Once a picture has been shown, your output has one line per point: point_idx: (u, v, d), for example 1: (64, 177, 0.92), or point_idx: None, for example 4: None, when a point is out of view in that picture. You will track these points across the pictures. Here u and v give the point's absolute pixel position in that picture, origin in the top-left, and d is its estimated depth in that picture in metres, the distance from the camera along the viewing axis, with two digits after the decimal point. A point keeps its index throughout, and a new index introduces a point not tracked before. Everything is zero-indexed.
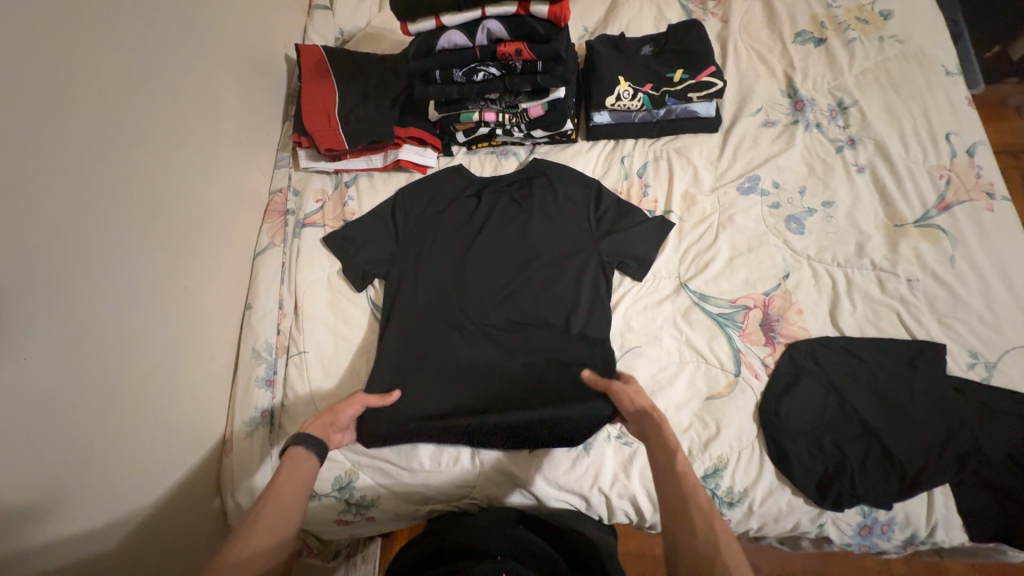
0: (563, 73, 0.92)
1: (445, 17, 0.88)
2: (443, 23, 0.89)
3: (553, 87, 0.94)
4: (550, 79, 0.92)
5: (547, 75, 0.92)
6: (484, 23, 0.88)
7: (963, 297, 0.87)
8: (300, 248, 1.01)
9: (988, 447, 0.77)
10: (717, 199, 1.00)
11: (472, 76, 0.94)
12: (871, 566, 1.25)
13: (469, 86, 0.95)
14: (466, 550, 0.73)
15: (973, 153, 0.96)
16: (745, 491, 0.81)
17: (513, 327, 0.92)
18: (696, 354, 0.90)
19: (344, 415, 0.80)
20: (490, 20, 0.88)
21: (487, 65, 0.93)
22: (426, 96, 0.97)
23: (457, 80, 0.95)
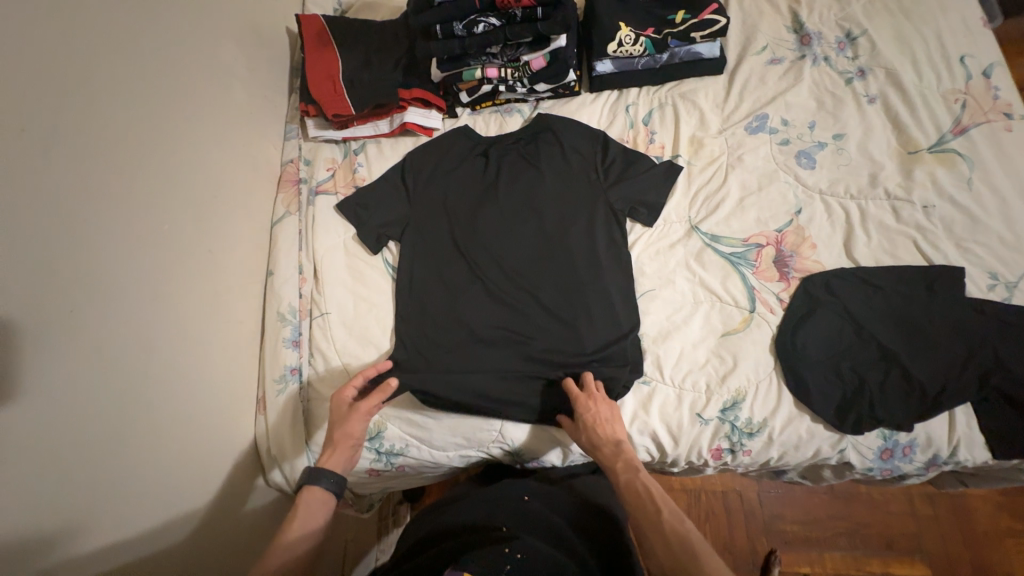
0: (563, 18, 0.93)
1: None
2: None
3: (554, 33, 0.94)
4: (550, 24, 0.93)
5: (547, 21, 0.93)
6: None
7: (982, 219, 0.86)
8: (315, 215, 1.03)
9: (1011, 363, 0.77)
10: (725, 140, 0.99)
11: (473, 28, 0.95)
12: (894, 507, 1.26)
13: (471, 39, 0.96)
14: (467, 526, 0.70)
15: (990, 75, 0.93)
16: (765, 421, 0.82)
17: (528, 280, 0.94)
18: (711, 293, 0.90)
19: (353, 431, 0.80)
20: None
21: (487, 16, 0.95)
22: (429, 54, 0.99)
23: (459, 33, 0.96)
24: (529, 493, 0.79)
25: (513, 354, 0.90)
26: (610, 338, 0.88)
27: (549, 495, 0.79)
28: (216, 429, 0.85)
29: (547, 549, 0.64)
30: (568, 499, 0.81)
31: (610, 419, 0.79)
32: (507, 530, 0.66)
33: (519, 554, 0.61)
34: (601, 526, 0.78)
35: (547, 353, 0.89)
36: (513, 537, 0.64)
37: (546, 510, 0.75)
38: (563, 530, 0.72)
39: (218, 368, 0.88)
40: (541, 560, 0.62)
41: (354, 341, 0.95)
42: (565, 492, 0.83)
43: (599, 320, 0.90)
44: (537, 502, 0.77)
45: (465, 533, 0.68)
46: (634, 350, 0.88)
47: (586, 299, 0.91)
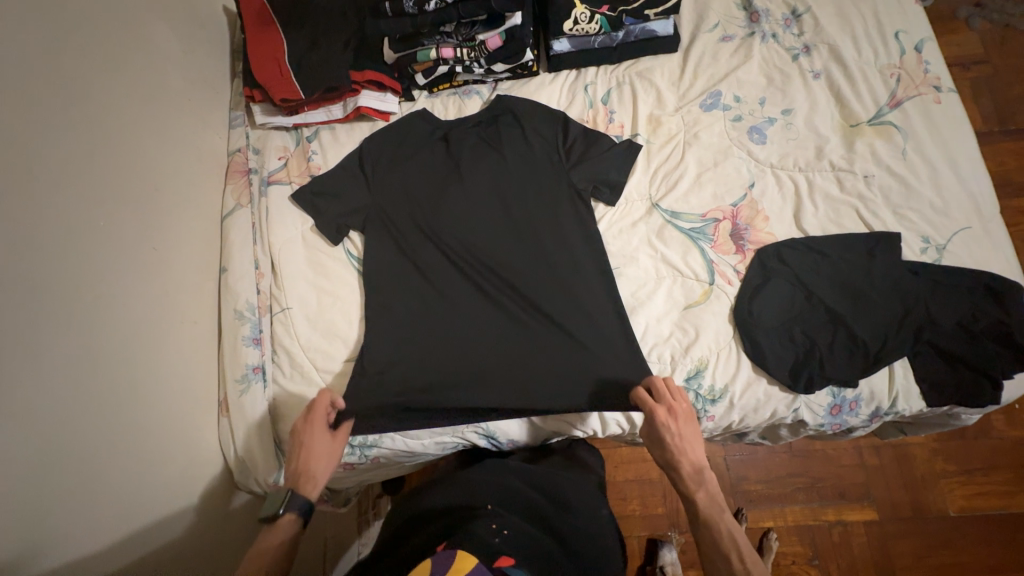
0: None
1: None
2: None
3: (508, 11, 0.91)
4: (505, 2, 0.89)
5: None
6: None
7: (915, 187, 0.92)
8: (269, 207, 0.98)
9: (941, 319, 0.83)
10: (682, 118, 1.01)
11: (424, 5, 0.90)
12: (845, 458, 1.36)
13: (423, 17, 0.91)
14: (447, 509, 0.70)
15: (921, 50, 0.99)
16: (725, 387, 0.86)
17: (495, 263, 0.93)
18: (672, 268, 0.93)
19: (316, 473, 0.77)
20: None
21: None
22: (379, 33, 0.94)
23: (409, 11, 0.90)
24: (514, 471, 0.81)
25: (482, 339, 0.90)
26: (577, 317, 0.90)
27: (527, 469, 0.82)
28: (177, 434, 0.82)
29: (527, 525, 0.68)
30: (551, 472, 0.83)
31: (687, 442, 0.77)
32: (491, 508, 0.68)
33: (504, 530, 0.63)
34: (574, 503, 0.79)
35: (516, 336, 0.90)
36: (497, 515, 0.66)
37: (523, 484, 0.78)
38: (542, 504, 0.75)
39: (175, 370, 0.83)
40: (522, 536, 0.65)
41: (319, 335, 0.92)
42: (543, 467, 0.85)
43: (565, 300, 0.91)
44: (517, 477, 0.80)
45: (448, 512, 0.68)
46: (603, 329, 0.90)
47: (551, 280, 0.92)
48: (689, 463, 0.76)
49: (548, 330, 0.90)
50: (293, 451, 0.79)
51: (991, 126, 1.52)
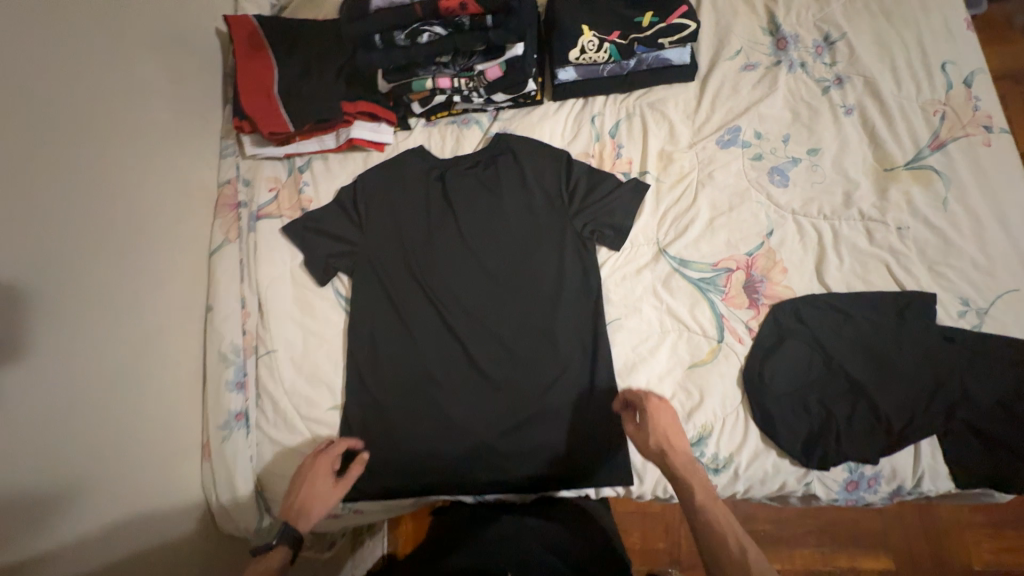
0: (518, 26, 0.79)
1: None
2: None
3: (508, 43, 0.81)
4: (504, 35, 0.80)
5: (500, 31, 0.80)
6: None
7: (955, 242, 0.82)
8: (257, 243, 0.95)
9: (979, 397, 0.75)
10: (696, 155, 0.93)
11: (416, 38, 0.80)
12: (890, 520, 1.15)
13: (415, 49, 0.82)
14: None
15: (971, 83, 0.88)
16: (730, 457, 0.80)
17: (489, 309, 0.90)
18: (678, 322, 0.87)
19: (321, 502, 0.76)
20: None
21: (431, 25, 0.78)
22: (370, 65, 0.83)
23: (400, 42, 0.82)
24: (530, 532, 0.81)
25: (474, 390, 0.87)
26: (569, 373, 0.86)
27: (541, 528, 0.81)
28: (155, 486, 0.79)
29: None
30: (561, 532, 0.81)
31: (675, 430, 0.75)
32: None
33: None
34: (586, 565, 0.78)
35: (507, 391, 0.86)
36: None
37: (544, 551, 0.79)
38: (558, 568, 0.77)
39: (156, 418, 0.80)
40: None
41: (305, 378, 0.89)
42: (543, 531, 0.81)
43: (560, 352, 0.87)
44: (534, 539, 0.80)
45: None
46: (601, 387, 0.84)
47: (548, 331, 0.88)
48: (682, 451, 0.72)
49: (541, 386, 0.86)
50: (293, 484, 0.78)
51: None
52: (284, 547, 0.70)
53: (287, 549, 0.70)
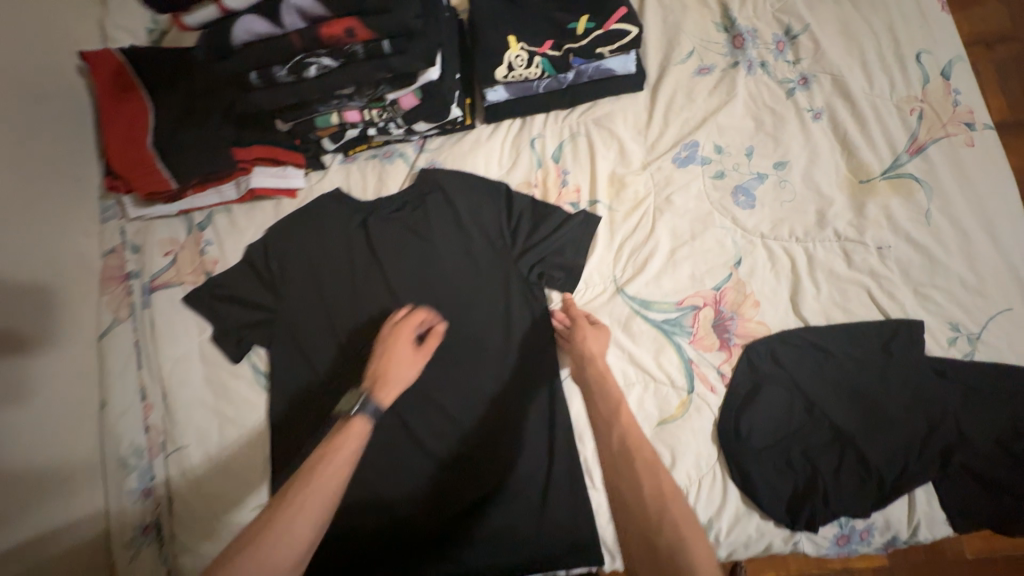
0: (423, 50, 0.64)
1: (189, 16, 0.57)
2: (189, 24, 0.58)
3: (414, 70, 0.66)
4: (406, 61, 0.64)
5: (401, 58, 0.64)
6: (239, 20, 0.59)
7: (940, 259, 0.74)
8: (154, 319, 0.81)
9: (976, 440, 0.67)
10: (651, 177, 0.82)
11: (303, 73, 0.65)
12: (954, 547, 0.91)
13: (306, 87, 0.67)
14: None
15: (949, 76, 0.80)
16: (709, 522, 0.71)
17: (429, 373, 0.79)
18: (643, 373, 0.77)
19: (402, 377, 0.67)
20: (245, 16, 0.59)
21: (318, 56, 0.64)
22: (256, 108, 0.69)
23: (286, 80, 0.66)
24: None
25: (421, 470, 0.76)
26: (529, 443, 0.75)
27: None
28: None
29: None
30: None
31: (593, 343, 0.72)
32: None
33: None
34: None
35: (459, 471, 0.76)
36: None
37: None
38: None
39: (53, 559, 0.67)
40: None
41: (230, 478, 0.77)
42: None
43: (514, 419, 0.76)
44: None
45: None
46: (563, 460, 0.75)
47: (500, 396, 0.77)
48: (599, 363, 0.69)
49: (495, 459, 0.76)
50: (376, 356, 0.69)
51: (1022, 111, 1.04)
52: (367, 414, 0.61)
53: (370, 418, 0.62)
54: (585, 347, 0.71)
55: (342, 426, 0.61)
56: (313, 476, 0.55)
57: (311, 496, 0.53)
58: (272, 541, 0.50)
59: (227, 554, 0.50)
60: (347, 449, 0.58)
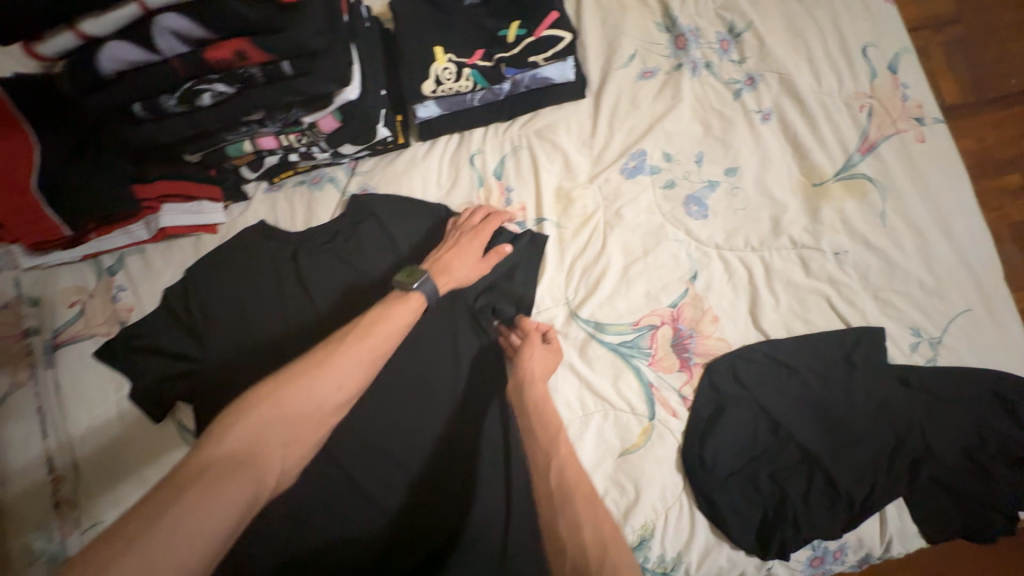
0: (331, 69, 0.58)
1: (44, 47, 0.51)
2: (48, 55, 0.52)
3: (325, 91, 0.60)
4: (314, 81, 0.58)
5: (306, 78, 0.58)
6: (103, 49, 0.51)
7: (897, 262, 0.71)
8: (60, 380, 0.73)
9: (943, 450, 0.65)
10: (599, 190, 0.77)
11: (196, 101, 0.58)
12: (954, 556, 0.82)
13: (203, 116, 0.60)
14: None
15: (896, 70, 0.77)
16: (679, 557, 0.67)
17: (373, 421, 0.70)
18: (601, 401, 0.72)
19: (462, 270, 0.69)
20: (109, 44, 0.51)
21: (210, 82, 0.57)
22: (146, 142, 0.61)
23: (177, 110, 0.59)
24: None
25: (369, 533, 0.67)
26: (485, 489, 0.67)
27: None
28: None
29: None
30: None
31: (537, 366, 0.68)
32: None
33: None
34: None
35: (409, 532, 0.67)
36: None
37: None
38: None
39: None
40: None
41: None
42: None
43: (469, 466, 0.68)
44: None
45: None
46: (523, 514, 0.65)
47: (452, 440, 0.69)
48: (538, 386, 0.66)
49: (450, 513, 0.67)
50: (443, 246, 0.72)
51: (968, 94, 0.93)
52: (422, 293, 0.64)
53: (426, 298, 0.65)
54: (526, 368, 0.67)
55: (396, 297, 0.64)
56: (364, 338, 0.58)
57: (358, 353, 0.56)
58: (319, 383, 0.53)
59: (274, 380, 0.53)
60: (398, 318, 0.61)
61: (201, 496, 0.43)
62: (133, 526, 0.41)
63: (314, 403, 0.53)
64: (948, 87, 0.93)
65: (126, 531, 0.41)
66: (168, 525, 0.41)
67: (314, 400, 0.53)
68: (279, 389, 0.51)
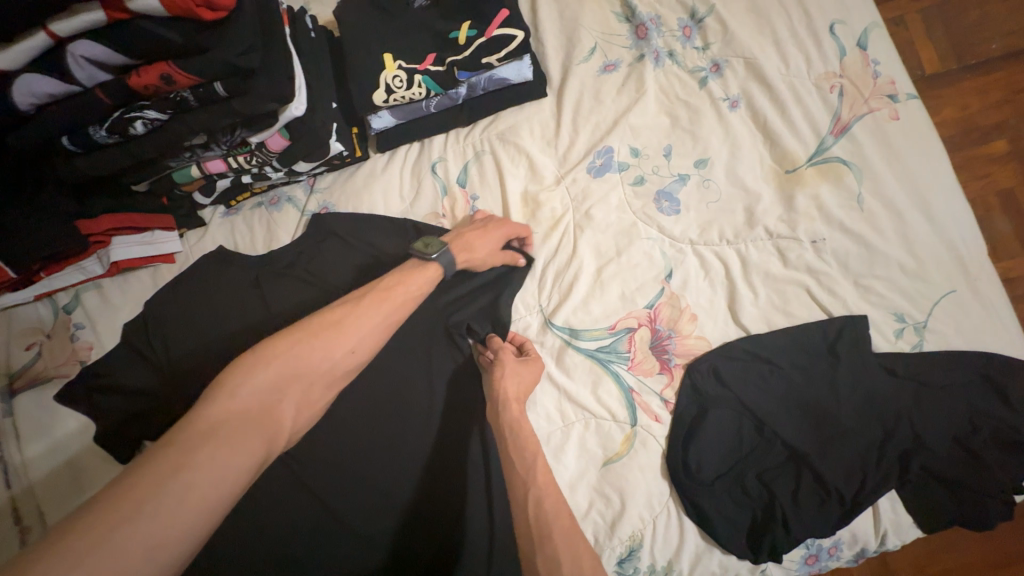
0: (267, 86, 0.56)
1: None
2: None
3: (265, 110, 0.58)
4: (251, 101, 0.56)
5: (242, 97, 0.56)
6: (16, 81, 0.48)
7: (878, 247, 0.69)
8: (18, 429, 0.69)
9: (934, 441, 0.62)
10: (567, 192, 0.75)
11: (128, 131, 0.55)
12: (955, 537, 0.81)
13: (139, 146, 0.57)
14: None
15: (865, 46, 0.74)
16: (669, 565, 0.65)
17: (347, 453, 0.65)
18: (581, 410, 0.69)
19: (480, 247, 0.68)
20: (23, 76, 0.48)
21: (139, 110, 0.54)
22: (85, 177, 0.59)
23: (109, 142, 0.56)
24: None
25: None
26: (471, 512, 0.64)
27: None
28: None
29: None
30: None
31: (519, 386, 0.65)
32: None
33: None
34: None
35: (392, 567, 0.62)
36: None
37: None
38: None
39: None
40: None
41: None
42: None
43: (455, 491, 0.65)
44: None
45: None
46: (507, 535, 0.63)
47: (432, 462, 0.66)
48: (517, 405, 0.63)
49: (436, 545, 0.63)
50: (472, 224, 0.71)
51: (949, 62, 0.90)
52: (440, 263, 0.64)
53: (443, 269, 0.64)
54: (506, 389, 0.64)
55: (414, 265, 0.64)
56: (383, 300, 0.57)
57: (378, 309, 0.56)
58: (335, 342, 0.52)
59: (289, 333, 0.52)
60: (414, 285, 0.60)
61: (222, 444, 0.42)
62: (171, 456, 0.40)
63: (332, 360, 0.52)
64: (928, 57, 0.90)
65: (151, 467, 0.39)
66: (198, 466, 0.40)
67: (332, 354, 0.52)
68: (296, 345, 0.50)
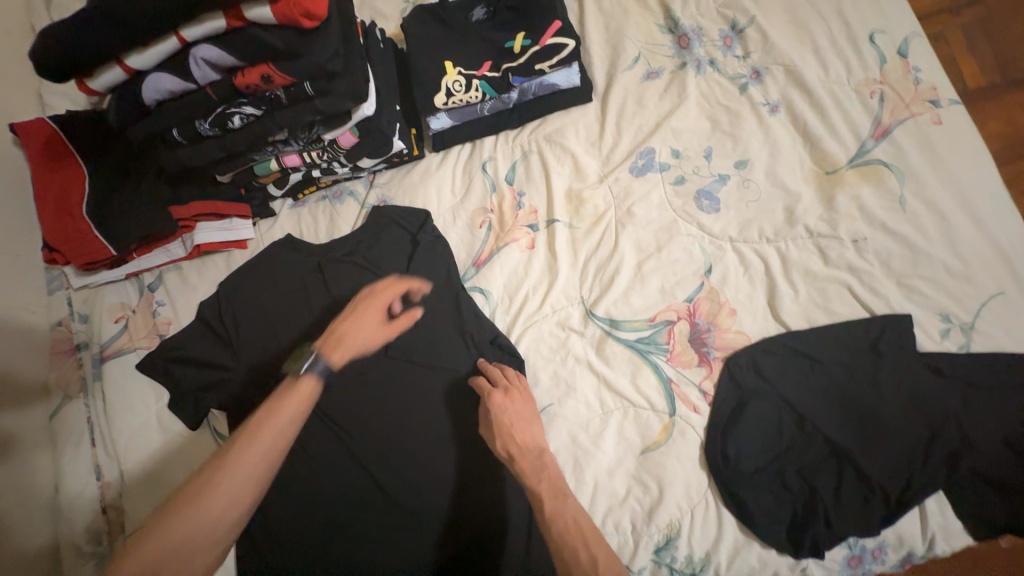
0: (347, 87, 0.62)
1: (93, 82, 0.58)
2: (98, 89, 0.59)
3: (343, 110, 0.64)
4: (332, 103, 0.63)
5: (325, 98, 0.62)
6: (146, 80, 0.57)
7: (921, 247, 0.70)
8: (105, 394, 0.77)
9: (981, 442, 0.62)
10: (609, 190, 0.78)
11: (226, 125, 0.63)
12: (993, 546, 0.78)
13: (233, 139, 0.64)
14: None
15: (906, 54, 0.76)
16: (707, 557, 0.65)
17: (400, 429, 0.70)
18: (620, 398, 0.71)
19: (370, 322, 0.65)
20: (152, 75, 0.57)
21: (238, 106, 0.61)
22: (184, 166, 0.66)
23: (210, 134, 0.64)
24: None
25: (402, 540, 0.66)
26: (512, 491, 0.67)
27: None
28: None
29: None
30: None
31: (520, 421, 0.65)
32: None
33: None
34: None
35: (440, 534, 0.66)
36: None
37: None
38: None
39: None
40: None
41: None
42: None
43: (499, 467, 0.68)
44: None
45: None
46: None
47: (476, 443, 0.69)
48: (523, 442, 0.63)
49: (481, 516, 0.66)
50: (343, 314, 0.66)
51: (993, 73, 0.90)
52: (315, 373, 0.57)
53: (321, 377, 0.58)
54: (507, 429, 0.64)
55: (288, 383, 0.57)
56: (252, 437, 0.51)
57: (264, 441, 0.51)
58: (190, 508, 0.48)
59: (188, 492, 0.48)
60: (288, 410, 0.54)
61: None
62: None
63: (237, 496, 0.49)
64: (971, 68, 0.91)
65: None
66: None
67: (235, 490, 0.49)
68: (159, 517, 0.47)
